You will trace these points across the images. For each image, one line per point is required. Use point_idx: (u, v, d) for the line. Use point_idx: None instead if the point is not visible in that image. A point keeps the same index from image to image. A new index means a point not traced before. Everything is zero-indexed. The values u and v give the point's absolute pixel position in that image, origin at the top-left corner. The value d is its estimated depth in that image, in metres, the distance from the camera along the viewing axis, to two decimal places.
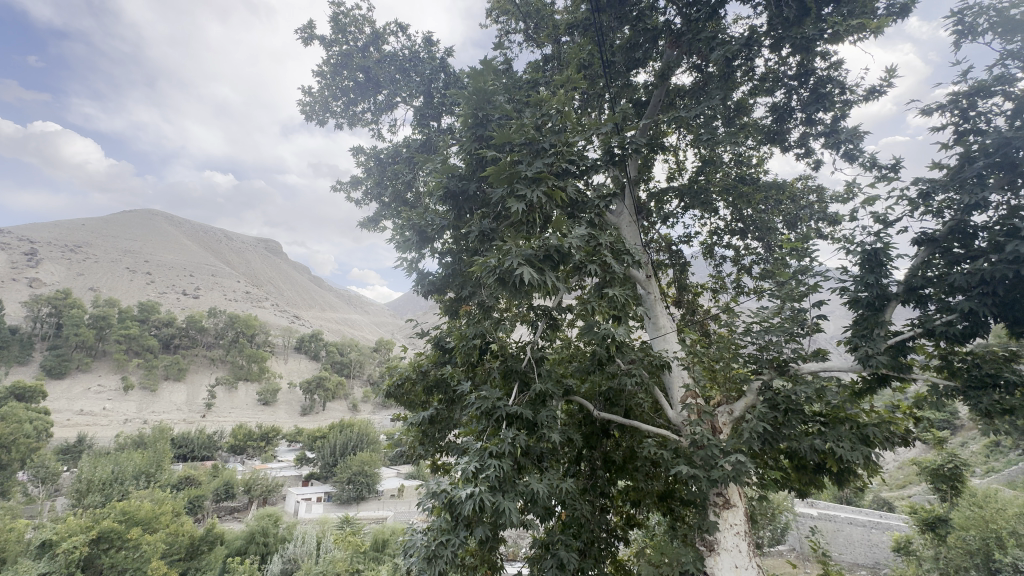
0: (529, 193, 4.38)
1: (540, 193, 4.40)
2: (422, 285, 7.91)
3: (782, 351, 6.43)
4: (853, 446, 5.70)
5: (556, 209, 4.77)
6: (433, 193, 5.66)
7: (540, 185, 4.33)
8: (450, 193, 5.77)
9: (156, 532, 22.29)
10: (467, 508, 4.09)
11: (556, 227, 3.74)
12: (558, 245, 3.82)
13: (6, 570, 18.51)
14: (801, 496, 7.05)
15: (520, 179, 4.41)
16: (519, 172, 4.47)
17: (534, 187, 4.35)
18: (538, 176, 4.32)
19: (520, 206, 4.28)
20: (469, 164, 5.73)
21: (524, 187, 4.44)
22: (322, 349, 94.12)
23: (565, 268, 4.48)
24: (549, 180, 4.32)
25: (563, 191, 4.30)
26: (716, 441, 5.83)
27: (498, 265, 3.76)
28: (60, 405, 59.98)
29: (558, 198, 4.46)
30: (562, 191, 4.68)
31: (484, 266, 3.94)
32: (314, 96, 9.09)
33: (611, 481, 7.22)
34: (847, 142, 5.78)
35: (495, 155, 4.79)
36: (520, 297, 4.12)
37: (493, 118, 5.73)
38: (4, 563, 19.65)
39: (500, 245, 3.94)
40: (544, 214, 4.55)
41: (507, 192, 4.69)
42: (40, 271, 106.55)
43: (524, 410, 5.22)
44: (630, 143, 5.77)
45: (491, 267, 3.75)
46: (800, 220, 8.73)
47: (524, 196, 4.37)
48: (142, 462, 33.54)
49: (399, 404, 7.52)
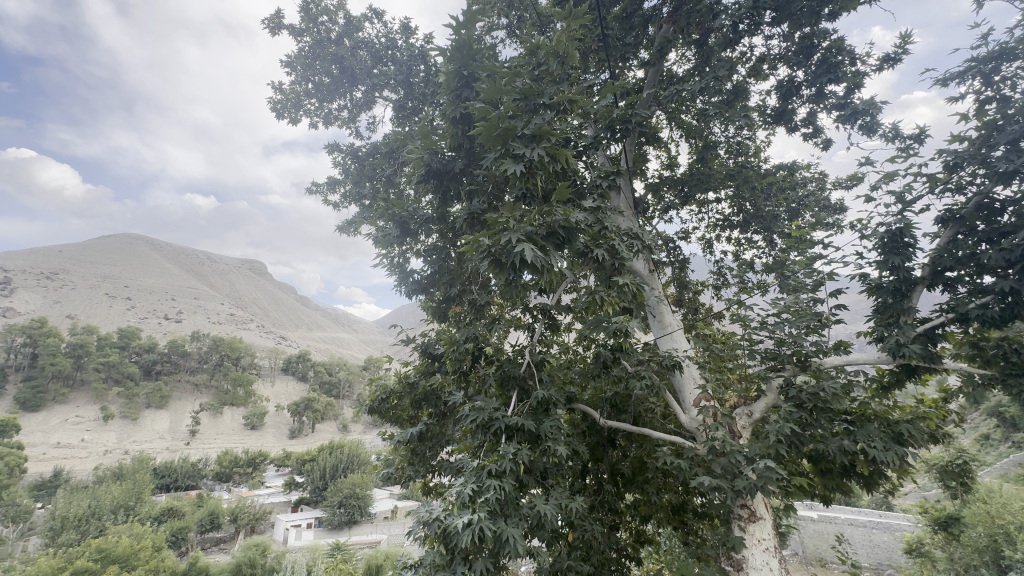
0: (526, 156, 3.82)
1: (540, 163, 3.87)
2: (405, 286, 7.30)
3: (802, 344, 5.87)
4: (886, 446, 5.18)
5: (556, 186, 4.19)
6: (414, 173, 5.05)
7: (539, 144, 3.76)
8: (434, 172, 5.23)
9: (135, 569, 21.11)
10: (464, 541, 3.45)
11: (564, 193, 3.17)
12: (563, 219, 3.24)
13: None
14: (825, 502, 6.50)
15: (516, 143, 3.84)
16: (514, 132, 3.88)
17: (533, 146, 3.75)
18: (536, 133, 3.76)
19: (516, 170, 3.70)
20: (453, 141, 5.16)
21: (520, 152, 3.89)
22: (310, 370, 92.25)
23: (569, 252, 3.89)
24: (549, 139, 3.75)
25: (565, 152, 3.72)
26: (739, 447, 5.24)
27: (494, 242, 3.13)
28: (34, 439, 57.39)
29: (560, 164, 3.87)
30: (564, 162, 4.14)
31: (476, 246, 3.31)
32: (285, 93, 8.51)
33: (620, 496, 6.57)
34: (863, 112, 5.37)
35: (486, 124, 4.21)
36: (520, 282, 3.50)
37: (479, 90, 5.16)
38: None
39: (495, 218, 3.32)
40: (543, 185, 4.01)
41: (500, 155, 4.10)
42: (15, 300, 103.18)
43: (526, 421, 4.57)
44: (631, 115, 5.27)
45: (486, 239, 3.12)
46: (803, 209, 8.33)
47: (523, 159, 3.79)
48: (121, 495, 31.87)
49: (386, 421, 6.82)
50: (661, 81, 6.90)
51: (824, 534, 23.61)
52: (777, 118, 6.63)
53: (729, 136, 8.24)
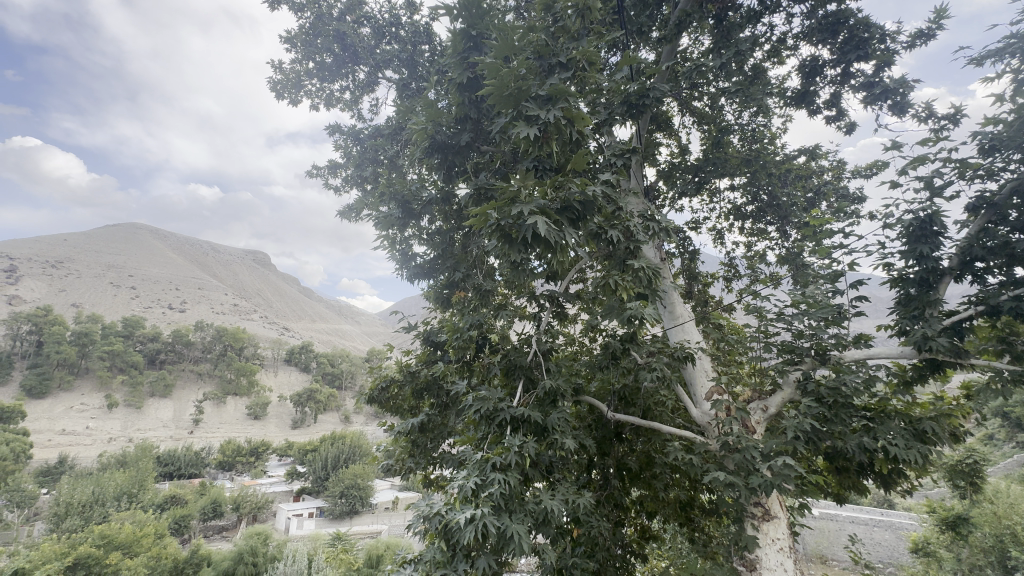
0: (539, 119, 3.53)
1: (554, 131, 3.61)
2: (406, 270, 7.07)
3: (822, 336, 5.58)
4: (909, 445, 4.94)
5: (570, 160, 3.93)
6: (419, 146, 4.77)
7: (555, 105, 3.47)
8: (437, 146, 5.01)
9: (137, 556, 21.13)
10: (466, 538, 3.24)
11: (585, 158, 2.90)
12: (580, 191, 2.96)
13: None
14: (839, 501, 6.27)
15: (529, 105, 3.55)
16: (529, 98, 3.58)
17: (548, 111, 3.46)
18: (552, 94, 3.46)
19: (529, 134, 3.42)
20: (458, 112, 4.88)
21: (534, 115, 3.60)
22: (313, 361, 92.56)
23: (583, 231, 3.64)
24: (565, 101, 3.47)
25: (584, 116, 3.43)
26: (755, 443, 4.99)
27: (504, 211, 2.83)
28: (40, 426, 57.75)
29: (575, 132, 3.59)
30: (578, 132, 3.88)
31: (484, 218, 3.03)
32: (285, 73, 8.25)
33: (626, 491, 6.37)
34: (893, 91, 5.11)
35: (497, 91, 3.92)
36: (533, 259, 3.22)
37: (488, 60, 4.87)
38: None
39: (505, 187, 3.04)
40: (557, 156, 3.74)
41: (510, 119, 3.84)
42: (21, 288, 103.62)
43: (532, 412, 4.33)
44: (649, 90, 4.98)
45: (498, 204, 2.83)
46: (820, 198, 8.03)
47: (536, 124, 3.53)
48: (124, 482, 31.97)
49: (386, 410, 6.59)
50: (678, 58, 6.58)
51: (835, 537, 23.23)
52: (799, 100, 6.31)
53: (745, 122, 7.93)
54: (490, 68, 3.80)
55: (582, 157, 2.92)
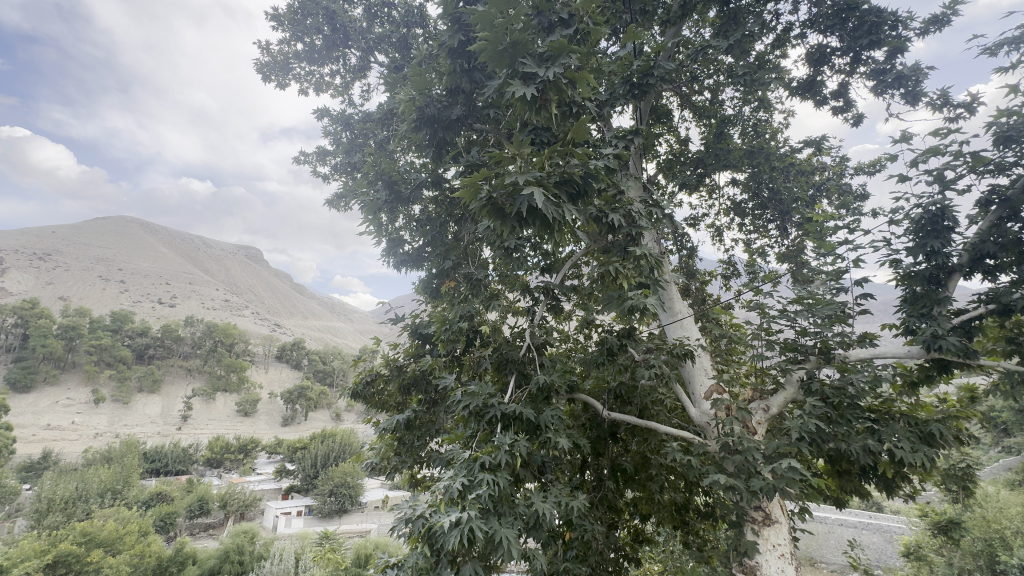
0: (538, 79, 3.24)
1: (554, 96, 3.33)
2: (395, 259, 6.78)
3: (828, 334, 5.36)
4: (915, 448, 4.75)
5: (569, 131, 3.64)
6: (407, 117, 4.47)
7: (555, 62, 3.19)
8: (426, 120, 4.77)
9: (120, 554, 20.56)
10: (450, 543, 2.99)
11: (588, 120, 2.61)
12: (580, 161, 2.69)
13: None
14: (839, 505, 6.06)
15: (526, 62, 3.27)
16: (527, 58, 3.28)
17: (546, 70, 3.15)
18: (553, 51, 3.15)
19: (527, 94, 3.13)
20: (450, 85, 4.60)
21: (530, 74, 3.32)
22: (304, 358, 91.80)
23: (583, 212, 3.39)
24: (566, 59, 3.18)
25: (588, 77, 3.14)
26: (757, 444, 4.77)
27: (499, 180, 2.55)
28: (24, 420, 56.67)
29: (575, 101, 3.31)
30: (579, 102, 3.61)
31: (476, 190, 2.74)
32: (273, 54, 7.96)
33: (620, 493, 6.14)
34: (907, 78, 4.99)
35: (490, 57, 3.64)
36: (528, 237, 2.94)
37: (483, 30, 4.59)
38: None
39: (499, 155, 2.75)
40: (556, 123, 3.45)
41: (505, 81, 3.56)
42: (7, 280, 101.84)
43: (525, 409, 4.07)
44: (653, 68, 4.74)
45: (490, 167, 2.54)
46: (822, 194, 7.83)
47: (533, 86, 3.24)
48: (109, 478, 31.31)
49: (371, 406, 6.30)
50: (682, 38, 6.31)
51: (830, 542, 22.99)
52: (805, 89, 6.11)
53: (747, 113, 7.74)
54: (485, 29, 3.54)
55: (583, 121, 2.64)
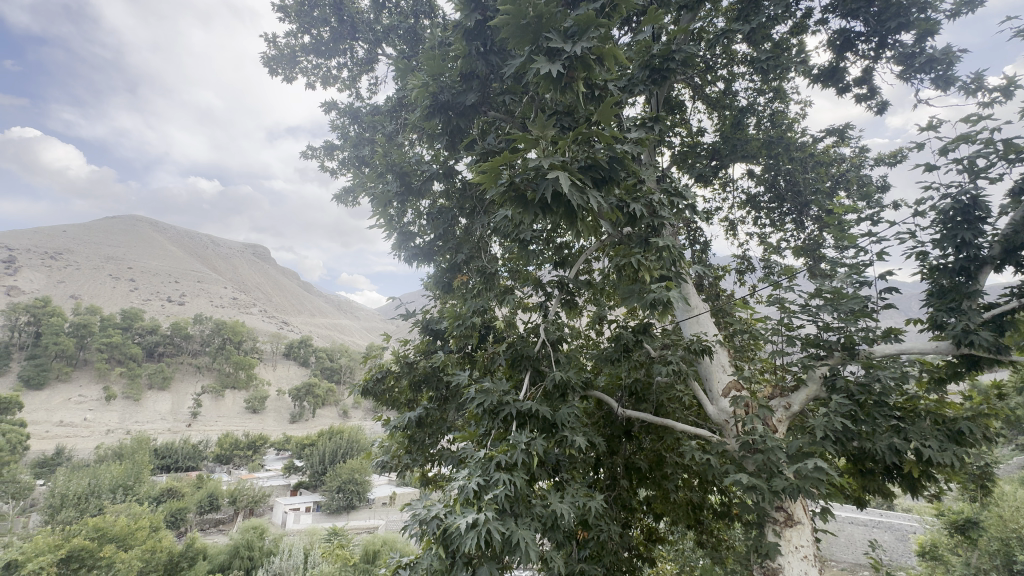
0: (564, 55, 3.04)
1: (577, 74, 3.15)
2: (405, 253, 6.67)
3: (852, 329, 5.17)
4: (943, 447, 4.57)
5: (590, 116, 3.47)
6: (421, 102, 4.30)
7: (583, 37, 2.94)
8: (439, 106, 4.77)
9: (131, 549, 20.68)
10: (468, 546, 2.88)
11: (617, 99, 2.45)
12: (609, 142, 2.53)
13: None
14: (862, 505, 5.87)
15: (550, 37, 3.06)
16: (551, 35, 3.10)
17: (575, 45, 2.95)
18: (581, 24, 2.96)
19: (552, 71, 2.92)
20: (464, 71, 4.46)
21: (555, 50, 3.11)
22: (312, 355, 92.32)
23: (608, 199, 3.22)
24: (596, 32, 2.97)
25: (618, 52, 2.94)
26: (780, 443, 4.62)
27: (524, 163, 2.38)
28: (36, 416, 57.37)
29: (599, 83, 3.13)
30: (601, 84, 3.46)
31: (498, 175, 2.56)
32: (280, 48, 7.87)
33: (634, 492, 6.00)
34: (938, 61, 5.16)
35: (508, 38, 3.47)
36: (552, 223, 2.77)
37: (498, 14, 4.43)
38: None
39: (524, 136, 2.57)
40: (581, 103, 3.24)
41: (527, 59, 3.35)
42: (20, 279, 103.14)
43: (541, 406, 3.94)
44: (673, 52, 4.60)
45: (512, 150, 2.40)
46: (842, 185, 7.62)
47: (555, 65, 3.06)
48: (120, 474, 31.53)
49: (381, 404, 6.18)
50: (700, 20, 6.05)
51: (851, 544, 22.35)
52: (829, 75, 5.92)
53: (764, 103, 7.54)
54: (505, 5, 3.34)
55: (610, 102, 2.48)
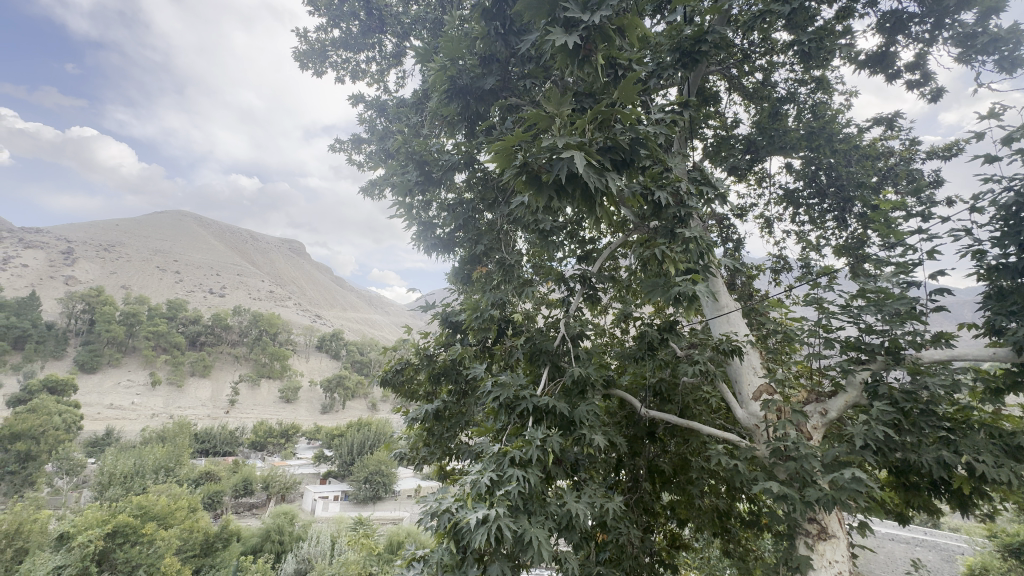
0: (583, 26, 2.85)
1: (602, 49, 2.99)
2: (426, 244, 6.64)
3: (899, 333, 4.80)
4: (998, 462, 4.20)
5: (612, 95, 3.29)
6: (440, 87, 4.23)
7: (603, 7, 2.76)
8: (458, 90, 4.72)
9: (171, 527, 21.63)
10: (477, 542, 2.80)
11: (638, 75, 2.26)
12: (629, 119, 2.37)
13: (23, 561, 17.95)
14: (903, 521, 5.48)
15: (568, 8, 2.88)
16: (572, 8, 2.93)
17: (596, 17, 2.76)
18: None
19: (569, 43, 2.74)
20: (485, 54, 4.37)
21: (573, 21, 2.91)
22: (343, 349, 94.69)
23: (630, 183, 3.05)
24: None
25: (641, 22, 2.74)
26: (814, 451, 4.34)
27: (537, 143, 2.26)
28: (89, 399, 60.97)
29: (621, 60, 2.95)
30: (624, 64, 3.31)
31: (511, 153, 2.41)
32: (311, 42, 8.03)
33: (657, 496, 5.78)
34: (1004, 40, 4.84)
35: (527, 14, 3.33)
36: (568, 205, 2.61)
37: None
38: (25, 554, 19.30)
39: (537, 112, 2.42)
40: (602, 79, 3.05)
41: (545, 36, 3.19)
42: (77, 270, 110.06)
43: (559, 403, 3.81)
44: (706, 33, 4.40)
45: (527, 130, 2.27)
46: (890, 179, 7.16)
47: (576, 42, 2.89)
48: (163, 456, 33.13)
49: (401, 396, 6.18)
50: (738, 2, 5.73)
51: (894, 560, 21.24)
52: (878, 61, 5.56)
53: (804, 93, 7.18)
54: None
55: (631, 79, 2.29)
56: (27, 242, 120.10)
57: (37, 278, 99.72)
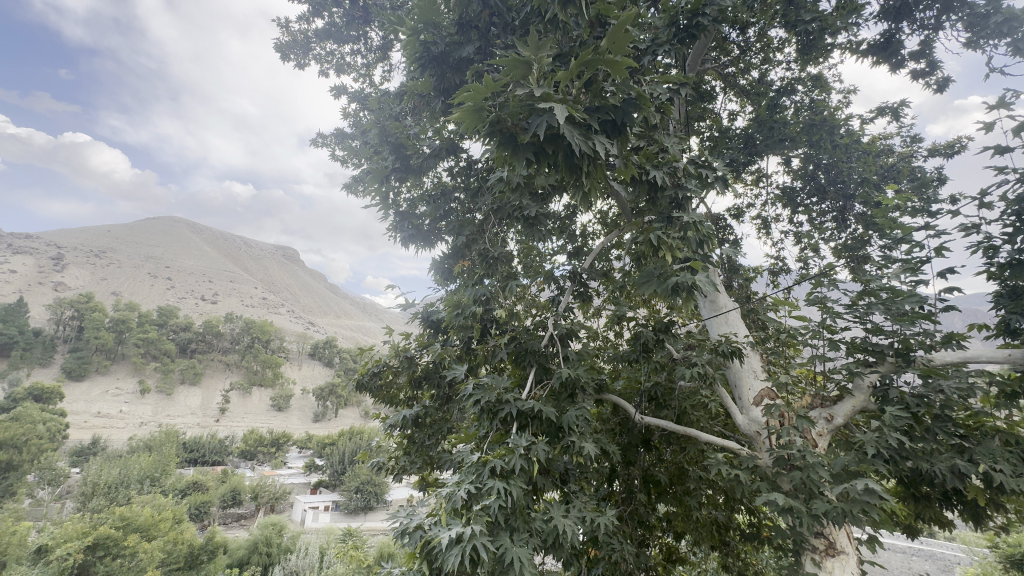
0: None
1: (590, 7, 2.74)
2: (404, 236, 6.26)
3: (909, 333, 4.50)
4: (1018, 472, 3.90)
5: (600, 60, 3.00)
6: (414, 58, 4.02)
7: None
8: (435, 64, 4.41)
9: (154, 540, 20.87)
10: (448, 566, 2.44)
11: (630, 18, 1.92)
12: (616, 66, 2.05)
13: None
14: (913, 534, 5.16)
15: None
16: None
17: None
18: None
19: None
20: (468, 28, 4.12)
21: None
22: (336, 356, 93.84)
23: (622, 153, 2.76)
24: None
25: None
26: (822, 459, 4.01)
27: (510, 96, 1.93)
28: (76, 407, 59.68)
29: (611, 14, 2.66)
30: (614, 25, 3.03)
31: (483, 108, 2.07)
32: (293, 33, 7.79)
33: (652, 508, 5.44)
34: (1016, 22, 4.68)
35: None
36: (549, 169, 2.29)
37: None
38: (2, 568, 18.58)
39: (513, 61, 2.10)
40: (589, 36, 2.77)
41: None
42: (67, 276, 108.66)
43: (545, 406, 3.47)
44: (703, 9, 4.18)
45: (500, 82, 1.99)
46: (893, 176, 6.94)
47: (563, 0, 2.63)
48: (148, 465, 32.18)
49: (380, 402, 5.81)
50: None
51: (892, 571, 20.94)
52: (883, 49, 5.37)
53: (802, 86, 6.99)
54: None
55: (621, 23, 1.95)
56: (15, 247, 118.39)
57: (26, 283, 98.17)
